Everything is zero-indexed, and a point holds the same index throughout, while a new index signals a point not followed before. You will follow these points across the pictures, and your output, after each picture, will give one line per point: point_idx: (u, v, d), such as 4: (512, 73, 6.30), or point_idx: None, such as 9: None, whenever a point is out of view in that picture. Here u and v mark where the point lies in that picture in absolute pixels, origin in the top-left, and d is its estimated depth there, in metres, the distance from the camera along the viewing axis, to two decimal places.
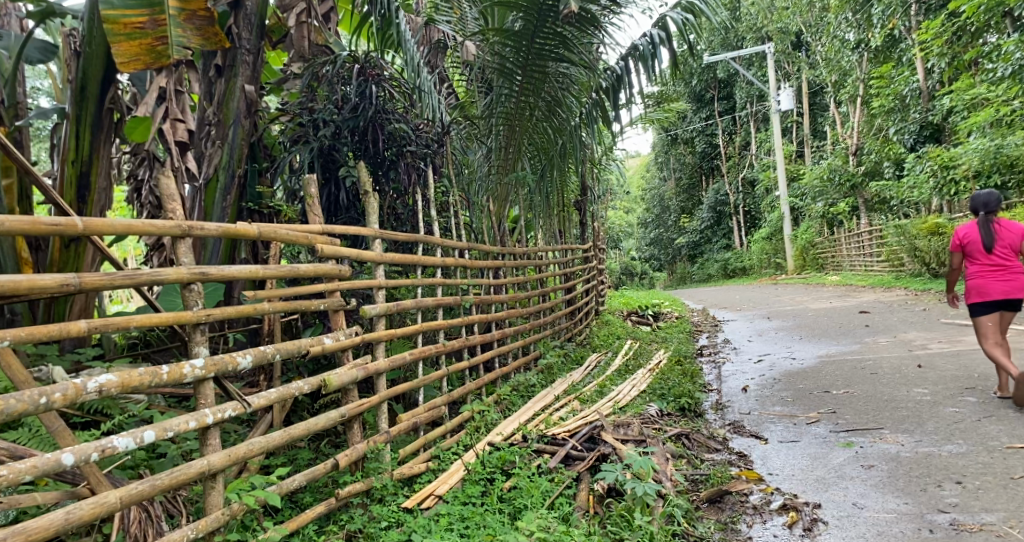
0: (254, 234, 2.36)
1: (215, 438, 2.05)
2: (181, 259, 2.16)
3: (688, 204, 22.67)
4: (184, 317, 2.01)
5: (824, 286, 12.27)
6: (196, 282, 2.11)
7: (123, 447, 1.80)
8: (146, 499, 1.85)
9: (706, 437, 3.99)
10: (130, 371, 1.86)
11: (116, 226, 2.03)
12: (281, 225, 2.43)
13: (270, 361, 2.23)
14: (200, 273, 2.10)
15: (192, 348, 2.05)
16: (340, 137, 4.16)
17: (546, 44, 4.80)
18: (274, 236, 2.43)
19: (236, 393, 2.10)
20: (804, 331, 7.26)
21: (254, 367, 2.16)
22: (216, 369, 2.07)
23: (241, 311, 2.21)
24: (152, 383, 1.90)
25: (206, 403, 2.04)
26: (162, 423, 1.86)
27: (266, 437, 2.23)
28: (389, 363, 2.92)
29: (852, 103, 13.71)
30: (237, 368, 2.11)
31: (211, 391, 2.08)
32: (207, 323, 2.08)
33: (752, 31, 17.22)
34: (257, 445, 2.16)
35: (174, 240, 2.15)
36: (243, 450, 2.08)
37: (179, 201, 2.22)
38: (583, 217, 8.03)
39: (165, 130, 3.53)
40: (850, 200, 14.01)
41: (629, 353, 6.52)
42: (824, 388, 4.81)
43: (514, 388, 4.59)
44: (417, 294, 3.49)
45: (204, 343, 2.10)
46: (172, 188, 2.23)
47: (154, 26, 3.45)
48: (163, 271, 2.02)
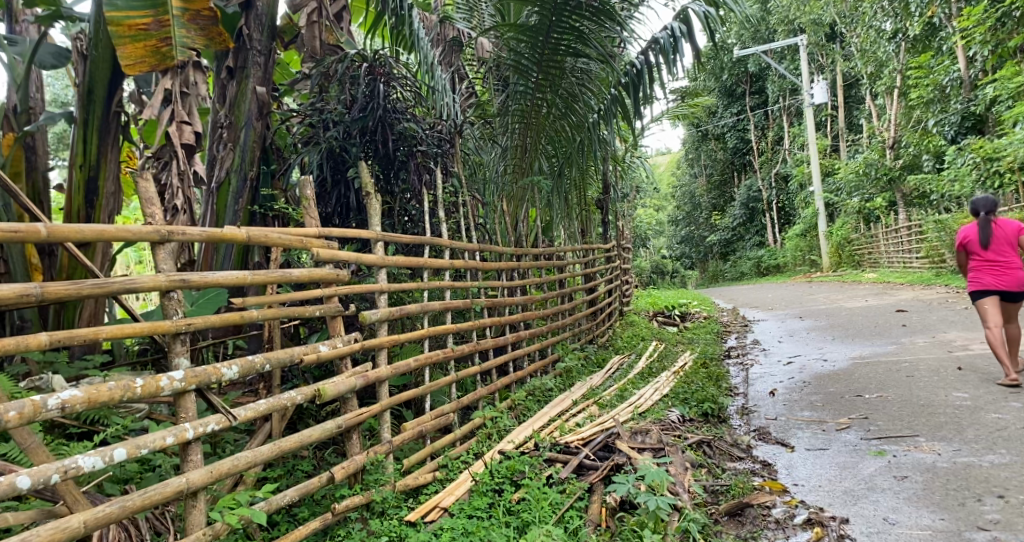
0: (243, 238, 2.33)
1: (197, 454, 2.01)
2: (161, 265, 2.11)
3: (720, 201, 22.26)
4: (161, 328, 2.02)
5: (860, 284, 11.90)
6: (176, 289, 2.06)
7: (89, 466, 1.75)
8: (115, 521, 1.79)
9: (729, 444, 3.82)
10: (97, 387, 1.81)
11: (86, 232, 1.95)
12: (271, 229, 2.41)
13: (258, 371, 2.19)
14: (179, 280, 2.06)
15: (172, 360, 2.03)
16: (350, 138, 4.09)
17: (562, 39, 4.66)
18: (266, 241, 2.42)
19: (220, 406, 2.06)
20: (837, 331, 7.00)
21: (239, 378, 2.12)
22: (197, 381, 2.02)
23: (226, 320, 2.19)
24: (123, 399, 1.86)
25: (186, 417, 2.00)
26: (133, 441, 1.82)
27: (255, 450, 2.18)
28: (391, 371, 2.87)
29: (888, 95, 13.28)
30: (221, 380, 2.07)
31: (192, 404, 2.02)
32: (189, 333, 2.08)
33: (784, 24, 16.82)
34: (243, 459, 2.11)
35: (153, 247, 2.11)
36: (225, 467, 2.03)
37: (158, 205, 2.17)
38: (606, 216, 7.87)
39: (171, 133, 3.54)
40: (887, 194, 13.57)
41: (653, 355, 6.35)
42: (856, 391, 4.60)
43: (530, 393, 4.49)
44: (425, 297, 3.41)
45: (185, 354, 2.08)
46: (151, 191, 2.18)
47: (158, 28, 3.49)
48: (137, 279, 1.97)
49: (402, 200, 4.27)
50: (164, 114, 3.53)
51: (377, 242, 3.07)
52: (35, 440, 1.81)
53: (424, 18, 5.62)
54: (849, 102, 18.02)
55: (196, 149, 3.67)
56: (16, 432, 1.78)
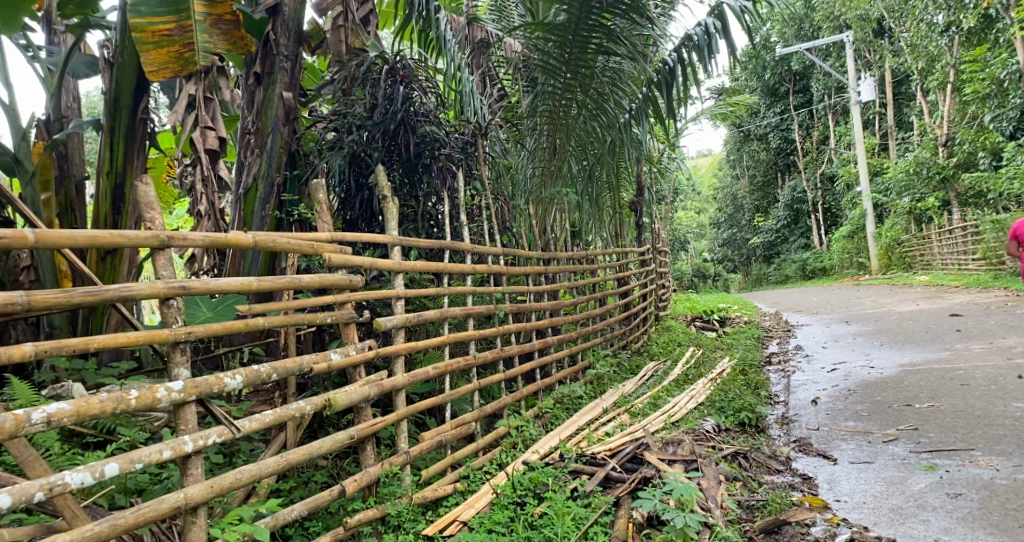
0: (250, 244, 2.30)
1: (196, 469, 1.98)
2: (162, 271, 2.07)
3: (762, 203, 21.74)
4: (160, 336, 1.98)
5: (912, 287, 11.42)
6: (176, 297, 2.03)
7: (78, 483, 1.72)
8: (104, 540, 1.76)
9: (767, 456, 3.64)
10: (88, 400, 1.77)
11: (77, 238, 1.92)
12: (279, 233, 2.37)
13: (263, 381, 2.16)
14: (179, 287, 2.03)
15: (172, 369, 1.99)
16: (373, 143, 4.07)
17: (590, 38, 4.54)
18: (274, 245, 2.39)
19: (222, 417, 2.04)
20: (886, 337, 6.69)
21: (242, 388, 2.09)
22: (197, 391, 1.99)
23: (229, 326, 2.15)
24: (114, 411, 1.82)
25: (186, 430, 1.97)
26: (125, 456, 1.78)
27: (259, 463, 2.15)
28: (409, 379, 2.79)
29: (940, 90, 12.74)
30: (223, 390, 2.04)
31: (191, 416, 1.99)
32: (189, 342, 2.04)
33: (829, 20, 16.33)
34: (247, 473, 2.09)
35: (154, 252, 2.08)
36: (226, 482, 2.01)
37: (157, 210, 2.13)
38: (640, 219, 7.69)
39: (195, 138, 3.65)
40: (940, 194, 12.99)
41: (689, 361, 6.16)
42: (904, 400, 4.35)
43: (558, 400, 4.38)
44: (445, 303, 3.34)
45: (185, 364, 2.04)
46: (151, 195, 2.14)
47: (181, 33, 3.54)
48: (136, 286, 1.93)
49: (427, 204, 4.21)
50: (189, 120, 3.65)
51: (394, 247, 3.02)
52: (31, 453, 1.78)
53: (451, 21, 5.55)
54: (899, 99, 17.37)
55: (220, 154, 3.76)
56: (11, 445, 1.75)
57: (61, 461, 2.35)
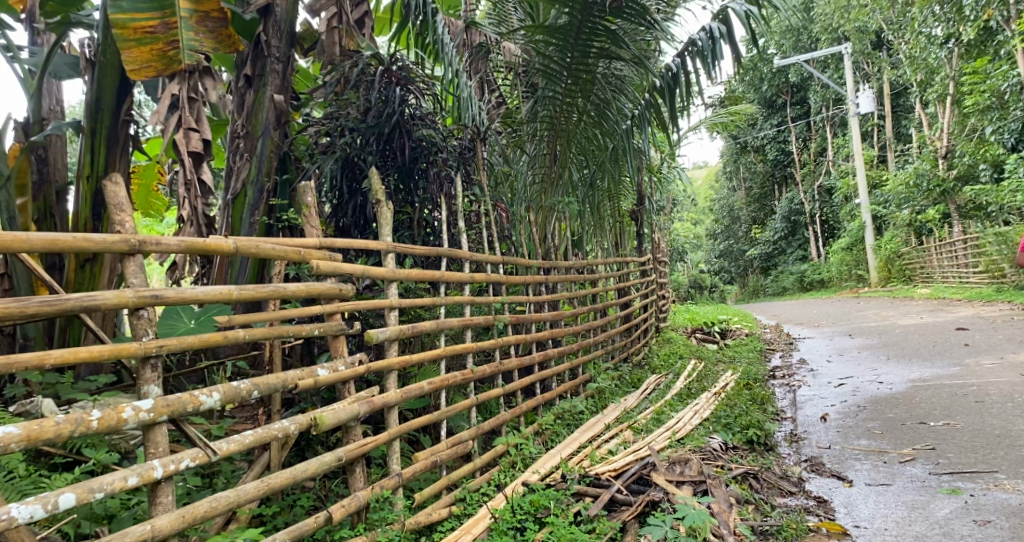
0: (232, 250, 2.13)
1: (166, 496, 1.81)
2: (131, 279, 1.91)
3: (760, 214, 21.64)
4: (127, 351, 1.80)
5: (914, 300, 11.26)
6: (148, 306, 1.86)
7: (25, 518, 1.56)
8: None
9: (778, 477, 3.47)
10: (40, 423, 1.61)
11: (34, 243, 1.75)
12: (263, 238, 2.21)
13: (242, 399, 1.99)
14: (150, 297, 1.86)
15: (141, 387, 1.82)
16: (366, 146, 3.91)
17: (592, 41, 4.39)
18: (257, 251, 2.22)
19: (197, 439, 1.87)
20: (892, 350, 6.54)
21: (219, 407, 1.92)
22: (169, 411, 1.83)
23: (207, 340, 1.98)
24: (72, 434, 1.65)
25: (155, 453, 1.81)
26: (81, 486, 1.62)
27: (237, 489, 1.97)
28: (402, 395, 2.62)
29: (940, 103, 12.66)
30: (198, 410, 1.87)
31: (162, 438, 1.83)
32: (160, 357, 1.86)
33: (828, 32, 16.29)
34: (223, 500, 1.92)
35: (123, 258, 1.91)
36: (199, 510, 1.84)
37: (128, 212, 1.96)
38: (641, 228, 7.54)
39: (177, 140, 3.54)
40: (940, 206, 12.86)
41: (692, 375, 5.98)
42: (918, 418, 4.18)
43: (558, 416, 4.21)
44: (441, 315, 3.17)
45: (156, 381, 1.87)
46: (121, 197, 1.98)
47: (165, 30, 3.42)
48: (100, 295, 1.76)
49: (423, 210, 4.05)
50: (172, 122, 3.56)
51: (388, 254, 2.85)
52: None
53: (449, 24, 5.37)
54: (897, 111, 17.31)
55: (204, 156, 3.67)
56: None
57: (24, 485, 2.15)
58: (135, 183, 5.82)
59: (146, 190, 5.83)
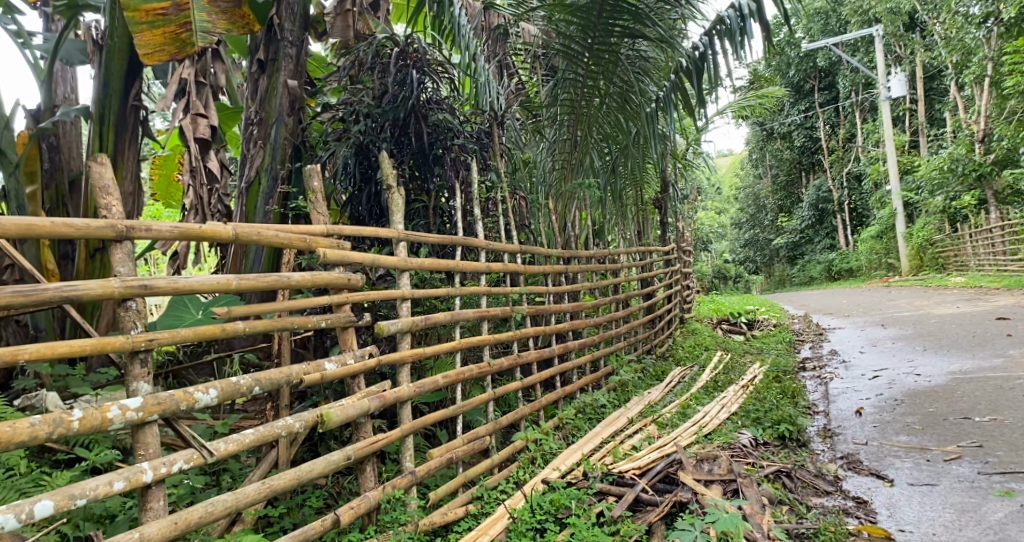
0: (231, 236, 2.02)
1: (157, 502, 1.72)
2: (118, 268, 1.81)
3: (786, 202, 21.20)
4: (114, 345, 1.71)
5: (949, 289, 10.88)
6: (135, 298, 1.77)
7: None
8: None
9: (813, 475, 3.30)
10: (14, 425, 1.51)
11: (17, 228, 1.65)
12: (266, 224, 2.09)
13: (242, 395, 1.88)
14: (138, 287, 1.76)
15: (131, 384, 1.73)
16: (380, 131, 3.78)
17: (614, 19, 4.20)
18: (259, 238, 2.10)
19: (190, 439, 1.77)
20: (929, 341, 6.27)
21: (216, 404, 1.82)
22: (160, 409, 1.72)
23: (202, 334, 1.91)
24: (51, 435, 1.56)
25: (145, 456, 1.71)
26: (59, 492, 1.53)
27: (236, 492, 1.86)
28: (416, 389, 2.49)
29: (977, 85, 12.18)
30: (192, 407, 1.77)
31: (152, 439, 1.73)
32: (150, 352, 1.78)
33: (858, 14, 15.75)
34: (220, 504, 1.80)
35: (109, 245, 1.80)
36: (192, 516, 1.73)
37: (115, 195, 1.85)
38: (665, 216, 7.33)
39: (186, 126, 3.68)
40: (975, 192, 12.41)
41: (718, 367, 5.78)
42: (961, 413, 3.97)
43: (579, 410, 4.07)
44: (456, 306, 3.04)
45: (147, 378, 1.79)
46: (107, 178, 1.86)
47: (177, 12, 3.29)
48: (87, 286, 1.66)
49: (440, 197, 3.91)
50: (179, 107, 3.68)
51: (400, 242, 2.72)
52: None
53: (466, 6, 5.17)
54: (930, 95, 16.76)
55: (210, 142, 3.79)
56: None
57: (25, 483, 2.06)
58: (156, 173, 5.85)
59: (167, 180, 5.85)
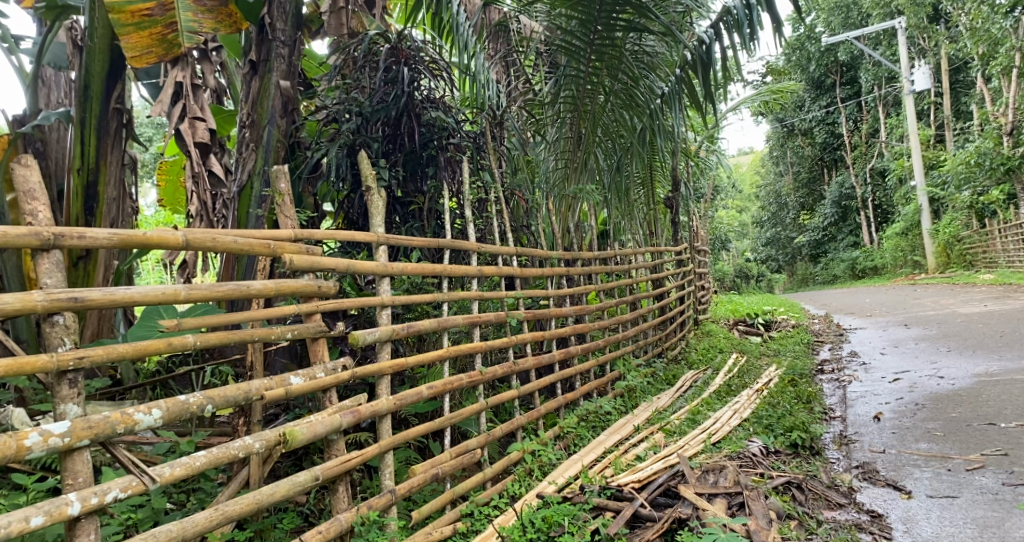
0: (180, 243, 1.98)
1: (87, 535, 1.69)
2: (45, 279, 1.76)
3: (808, 200, 20.79)
4: (36, 366, 1.65)
5: (976, 287, 10.54)
6: (62, 311, 1.71)
7: None
8: None
9: (825, 486, 3.12)
10: None
11: None
12: (220, 230, 2.07)
13: (187, 415, 1.86)
14: (65, 300, 1.70)
15: (57, 406, 1.69)
16: (371, 132, 3.65)
17: (616, 13, 4.02)
18: (216, 245, 2.08)
19: (128, 466, 1.75)
20: (954, 342, 6.03)
21: (158, 426, 1.80)
22: (91, 434, 1.70)
23: (144, 348, 1.86)
24: None
25: (74, 485, 1.68)
26: None
27: (185, 520, 1.81)
28: (396, 401, 2.44)
29: (1005, 76, 11.78)
30: (131, 430, 1.76)
31: (83, 466, 1.70)
32: (78, 372, 1.72)
33: (879, 7, 15.33)
34: (166, 533, 1.75)
35: (36, 254, 1.76)
36: None
37: (41, 200, 1.82)
38: (677, 215, 7.14)
39: (184, 131, 3.58)
40: (1004, 187, 11.98)
41: (732, 370, 5.58)
42: (985, 418, 3.77)
43: (582, 417, 3.93)
44: (443, 312, 2.96)
45: (76, 399, 1.72)
46: (33, 183, 1.83)
47: (162, 12, 3.26)
48: (7, 299, 1.61)
49: (435, 199, 3.80)
50: (177, 111, 3.56)
51: (379, 246, 2.71)
52: None
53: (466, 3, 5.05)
54: (956, 87, 16.31)
55: (209, 145, 3.70)
56: None
57: None
58: (161, 179, 5.79)
59: (174, 185, 5.79)
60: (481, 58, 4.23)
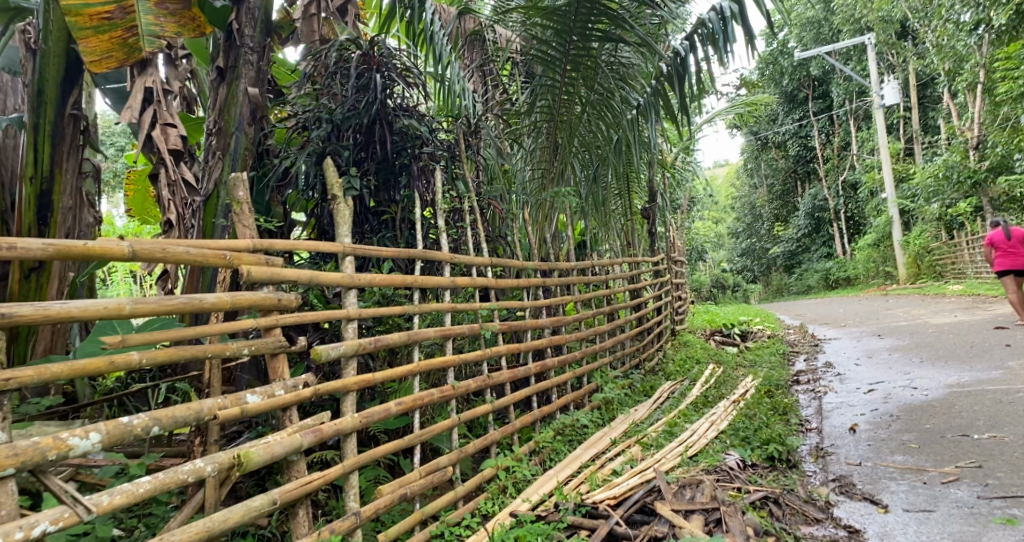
0: (126, 254, 1.88)
1: None
2: None
3: (782, 211, 21.02)
4: None
5: (946, 298, 10.68)
6: None
7: None
8: None
9: (802, 500, 3.08)
10: None
11: None
12: (172, 241, 1.98)
13: (128, 438, 1.78)
14: None
15: None
16: (341, 140, 3.57)
17: (593, 23, 3.98)
18: (167, 257, 1.98)
19: (61, 496, 1.67)
20: (925, 352, 6.07)
21: (95, 451, 1.72)
22: (17, 462, 1.61)
23: (85, 366, 1.77)
24: None
25: None
26: None
27: None
28: (360, 419, 2.38)
29: (970, 92, 12.02)
30: (64, 456, 1.67)
31: (7, 498, 1.62)
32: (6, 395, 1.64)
33: (849, 23, 15.59)
34: None
35: None
36: None
37: None
38: (654, 226, 7.12)
39: (155, 137, 3.45)
40: (971, 200, 12.12)
41: (709, 381, 5.55)
42: (959, 429, 3.77)
43: (558, 431, 3.86)
44: (414, 325, 2.88)
45: (2, 424, 1.64)
46: None
47: (123, 15, 3.19)
48: None
49: (407, 208, 3.72)
50: (147, 118, 3.43)
51: (346, 257, 2.63)
52: None
53: (441, 11, 4.97)
54: (924, 102, 16.63)
55: (183, 152, 3.59)
56: None
57: None
58: (129, 189, 5.62)
59: (142, 195, 5.62)
60: (456, 67, 4.17)
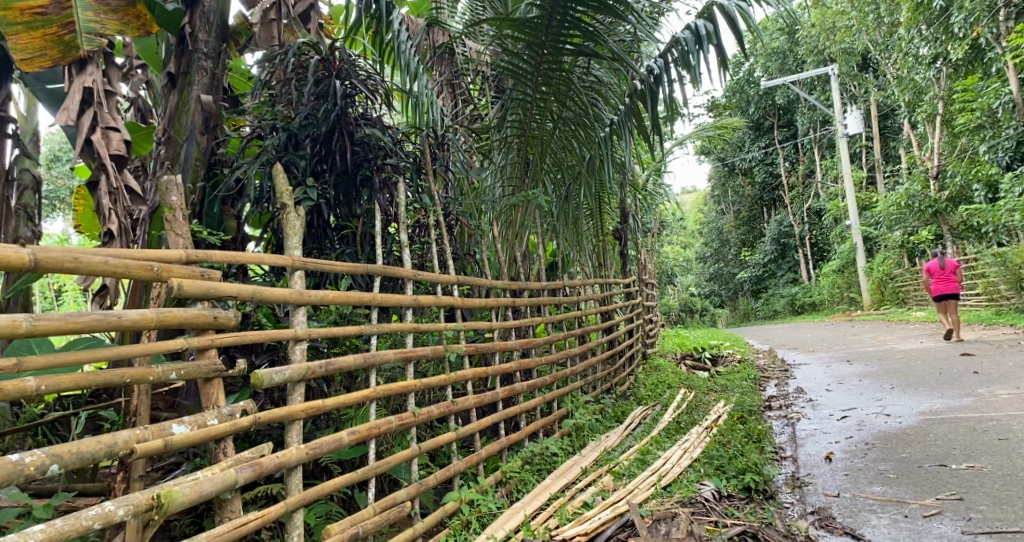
0: (28, 264, 1.68)
1: None
2: None
3: (749, 237, 21.24)
4: None
5: (910, 324, 10.74)
6: None
7: None
8: None
9: (781, 534, 2.92)
10: None
11: None
12: (88, 250, 1.79)
13: (19, 479, 1.57)
14: None
15: None
16: (299, 150, 3.37)
17: (566, 37, 3.84)
18: (81, 269, 1.78)
19: None
20: (895, 378, 6.00)
21: None
22: None
23: None
24: None
25: None
26: None
27: None
28: (306, 451, 2.17)
29: (929, 123, 12.23)
30: None
31: None
32: None
33: (813, 54, 15.90)
34: None
35: None
36: None
37: None
38: (626, 248, 7.00)
39: (95, 140, 3.12)
40: (932, 227, 12.07)
41: (681, 406, 5.40)
42: (938, 458, 3.67)
43: (526, 460, 3.65)
44: (372, 346, 2.67)
45: None
46: None
47: (58, 11, 3.14)
48: None
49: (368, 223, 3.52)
50: (86, 119, 3.13)
51: (296, 271, 2.43)
52: None
53: (409, 22, 4.82)
54: (885, 133, 16.99)
55: (127, 159, 3.26)
56: None
57: None
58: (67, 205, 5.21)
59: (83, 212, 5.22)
60: (423, 81, 3.99)
